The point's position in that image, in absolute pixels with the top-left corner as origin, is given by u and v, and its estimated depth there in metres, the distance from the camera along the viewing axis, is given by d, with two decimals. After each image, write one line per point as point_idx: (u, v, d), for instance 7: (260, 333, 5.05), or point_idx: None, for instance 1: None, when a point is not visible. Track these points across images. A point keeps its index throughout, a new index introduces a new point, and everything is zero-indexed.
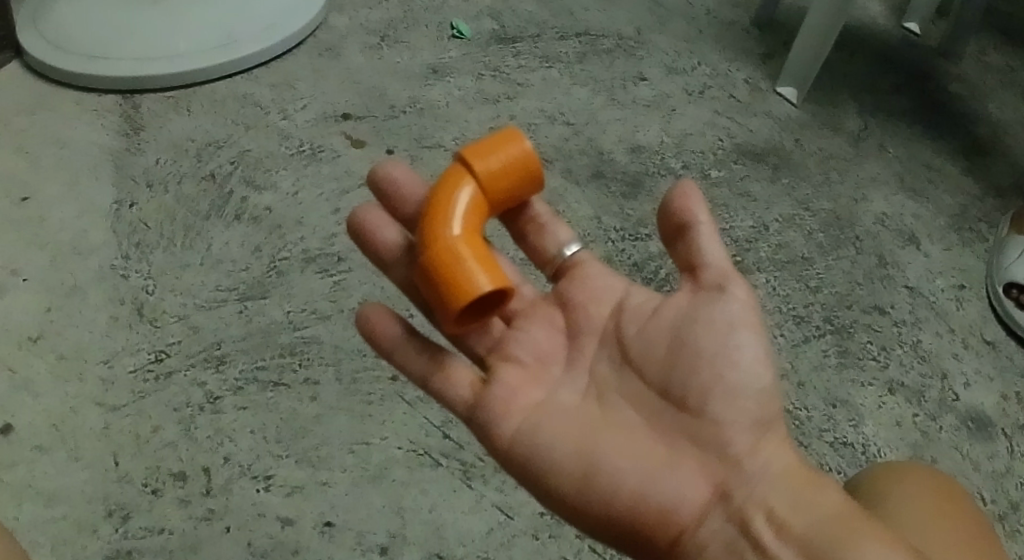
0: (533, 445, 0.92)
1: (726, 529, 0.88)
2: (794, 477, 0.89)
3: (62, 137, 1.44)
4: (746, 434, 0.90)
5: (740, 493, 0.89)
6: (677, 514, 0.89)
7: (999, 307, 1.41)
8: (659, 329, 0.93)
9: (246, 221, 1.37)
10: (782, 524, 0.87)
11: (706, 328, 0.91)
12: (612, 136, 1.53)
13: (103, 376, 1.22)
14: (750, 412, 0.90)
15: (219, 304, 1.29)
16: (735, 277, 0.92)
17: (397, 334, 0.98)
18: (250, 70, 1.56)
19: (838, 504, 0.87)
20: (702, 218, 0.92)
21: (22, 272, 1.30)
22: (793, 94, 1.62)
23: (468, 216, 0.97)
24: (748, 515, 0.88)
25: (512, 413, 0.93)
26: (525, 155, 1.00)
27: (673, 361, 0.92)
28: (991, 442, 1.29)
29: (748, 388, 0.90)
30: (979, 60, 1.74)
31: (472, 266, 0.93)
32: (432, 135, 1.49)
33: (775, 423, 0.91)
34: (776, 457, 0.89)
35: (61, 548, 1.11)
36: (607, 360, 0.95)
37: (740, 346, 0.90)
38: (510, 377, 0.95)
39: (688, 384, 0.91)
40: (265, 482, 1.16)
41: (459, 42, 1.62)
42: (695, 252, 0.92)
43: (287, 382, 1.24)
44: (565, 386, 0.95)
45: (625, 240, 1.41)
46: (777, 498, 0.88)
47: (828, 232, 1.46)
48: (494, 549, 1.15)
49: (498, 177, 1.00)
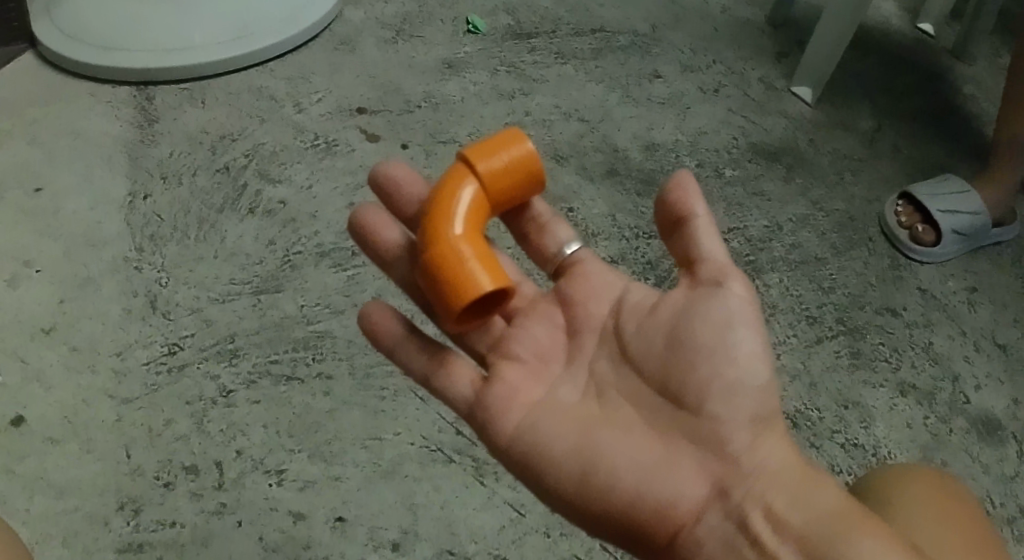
0: (532, 441, 0.92)
1: (724, 526, 0.88)
2: (793, 474, 0.89)
3: (77, 128, 1.44)
4: (744, 431, 0.89)
5: (737, 490, 0.88)
6: (675, 512, 0.89)
7: (886, 225, 1.47)
8: (658, 326, 0.93)
9: (260, 214, 1.37)
10: (780, 521, 0.87)
11: (703, 324, 0.91)
12: (627, 133, 1.53)
13: (116, 368, 1.22)
14: (748, 409, 0.90)
15: (232, 297, 1.29)
16: (733, 273, 0.92)
17: (398, 332, 0.98)
18: (266, 63, 1.56)
19: (836, 499, 0.87)
20: (700, 212, 0.92)
21: (35, 264, 1.30)
22: (808, 94, 1.61)
23: (470, 215, 0.97)
24: (747, 513, 0.88)
25: (512, 411, 0.93)
26: (528, 155, 1.00)
27: (671, 358, 0.91)
28: (1001, 445, 1.29)
29: (746, 384, 0.90)
30: (992, 62, 1.74)
31: (474, 265, 0.93)
32: (446, 131, 1.49)
33: (773, 420, 0.91)
34: (775, 454, 0.89)
35: (73, 540, 1.11)
36: (606, 358, 0.95)
37: (738, 343, 0.90)
38: (510, 375, 0.95)
39: (686, 382, 0.90)
40: (277, 476, 1.17)
41: (474, 37, 1.62)
42: (694, 247, 0.92)
43: (300, 377, 1.24)
44: (565, 384, 0.95)
45: (639, 239, 1.41)
46: (775, 494, 0.88)
47: (841, 233, 1.46)
48: (506, 547, 1.15)
49: (501, 176, 0.99)
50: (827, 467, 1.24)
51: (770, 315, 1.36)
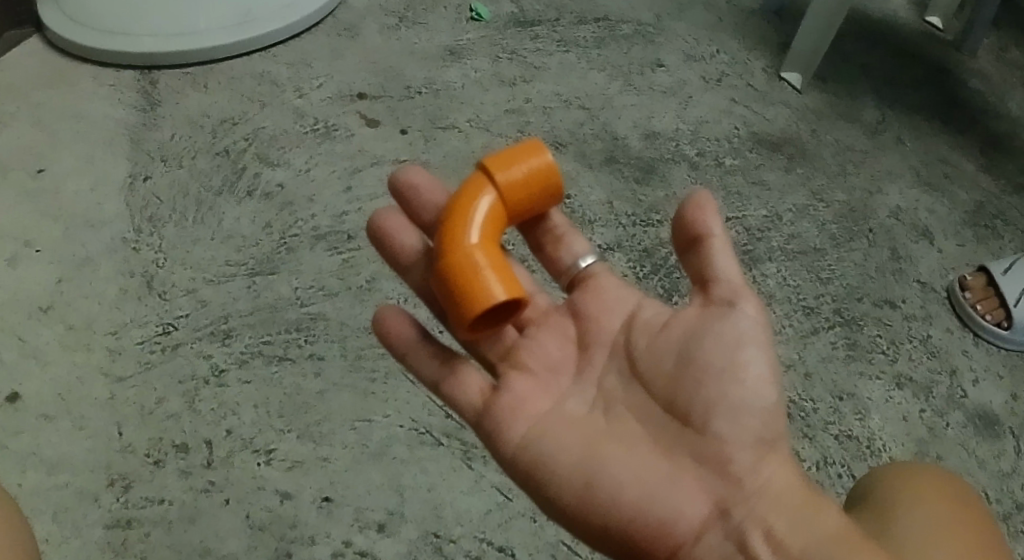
0: (537, 452, 0.91)
1: (724, 544, 0.88)
2: (793, 495, 0.88)
3: (81, 110, 1.45)
4: (747, 451, 0.89)
5: (739, 511, 0.88)
6: (676, 529, 0.88)
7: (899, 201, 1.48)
8: (669, 343, 0.92)
9: (258, 197, 1.38)
10: (780, 543, 0.86)
11: (714, 343, 0.90)
12: (627, 121, 1.52)
13: (111, 346, 1.23)
14: (753, 430, 0.89)
15: (229, 278, 1.30)
16: (746, 293, 0.91)
17: (412, 338, 0.99)
18: (268, 48, 1.56)
19: (836, 522, 0.87)
20: (716, 232, 0.91)
21: (35, 243, 1.31)
22: (797, 80, 1.60)
23: (487, 224, 0.96)
24: (747, 533, 0.87)
25: (519, 422, 0.93)
26: (546, 168, 0.99)
27: (679, 376, 0.91)
28: (998, 440, 1.27)
29: (752, 405, 0.89)
30: (1000, 56, 1.72)
31: (487, 275, 0.92)
32: (446, 117, 1.49)
33: (777, 441, 0.90)
34: (777, 475, 0.89)
35: (62, 515, 1.12)
36: (615, 372, 0.94)
37: (746, 363, 0.90)
38: (519, 386, 0.94)
39: (693, 399, 0.90)
40: (266, 456, 1.17)
41: (477, 24, 1.62)
42: (708, 267, 0.91)
43: (292, 357, 1.24)
44: (574, 397, 0.94)
45: (636, 226, 1.40)
46: (777, 517, 0.87)
47: (841, 223, 1.45)
48: (492, 531, 1.15)
49: (520, 187, 0.99)
50: (819, 459, 1.23)
51: (766, 305, 1.35)
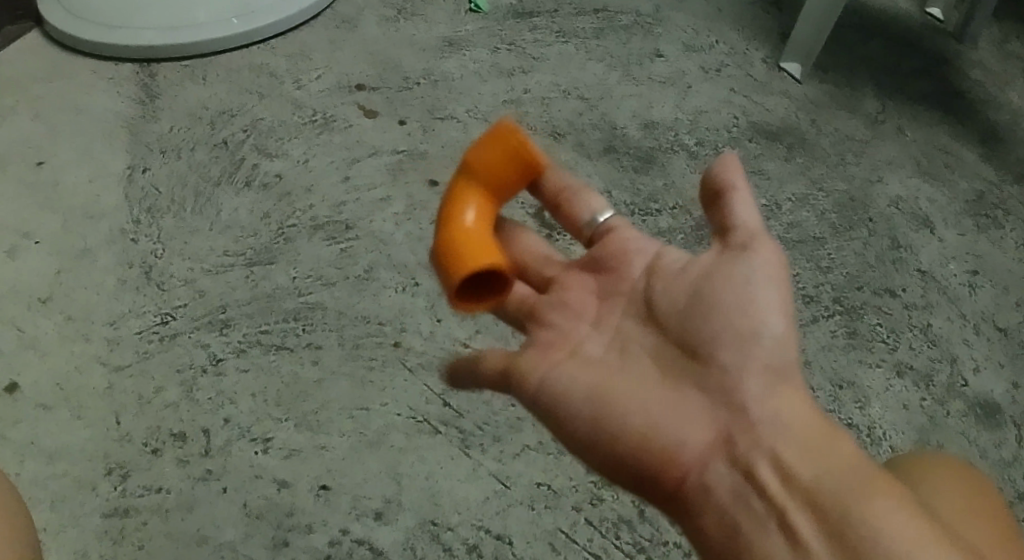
0: (550, 386, 0.91)
1: (733, 474, 0.85)
2: (805, 429, 0.86)
3: (81, 103, 1.45)
4: (757, 381, 0.87)
5: (748, 441, 0.86)
6: (683, 458, 0.87)
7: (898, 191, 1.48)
8: (684, 284, 0.92)
9: (256, 187, 1.38)
10: (789, 473, 0.84)
11: (728, 281, 0.89)
12: (626, 111, 1.52)
13: (109, 336, 1.23)
14: (763, 361, 0.88)
15: (226, 269, 1.30)
16: (762, 236, 0.90)
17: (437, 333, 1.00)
18: (267, 40, 1.56)
19: (848, 457, 0.84)
20: (736, 182, 0.91)
21: (34, 235, 1.31)
22: (797, 70, 1.60)
23: (465, 209, 0.97)
24: (756, 463, 0.85)
25: (534, 361, 0.92)
26: (511, 134, 0.96)
27: (693, 312, 0.90)
28: (999, 429, 1.27)
29: (762, 338, 0.88)
30: (1000, 46, 1.71)
31: (456, 253, 0.93)
32: (444, 108, 1.49)
33: (789, 375, 0.88)
34: (788, 408, 0.87)
35: (60, 505, 1.12)
36: (632, 314, 0.93)
37: (758, 298, 0.88)
38: (542, 333, 0.94)
39: (705, 334, 0.89)
40: (263, 444, 1.17)
41: (475, 15, 1.62)
42: (727, 215, 0.91)
43: (289, 347, 1.24)
44: (591, 338, 0.93)
45: (635, 215, 1.40)
46: (786, 447, 0.85)
47: (841, 212, 1.44)
48: (490, 519, 1.15)
49: (494, 162, 0.97)
50: None
51: None
